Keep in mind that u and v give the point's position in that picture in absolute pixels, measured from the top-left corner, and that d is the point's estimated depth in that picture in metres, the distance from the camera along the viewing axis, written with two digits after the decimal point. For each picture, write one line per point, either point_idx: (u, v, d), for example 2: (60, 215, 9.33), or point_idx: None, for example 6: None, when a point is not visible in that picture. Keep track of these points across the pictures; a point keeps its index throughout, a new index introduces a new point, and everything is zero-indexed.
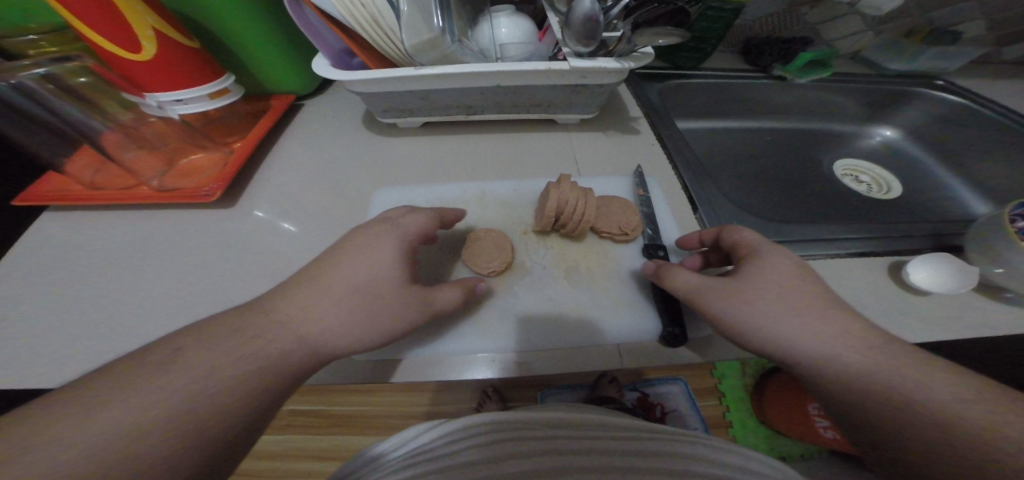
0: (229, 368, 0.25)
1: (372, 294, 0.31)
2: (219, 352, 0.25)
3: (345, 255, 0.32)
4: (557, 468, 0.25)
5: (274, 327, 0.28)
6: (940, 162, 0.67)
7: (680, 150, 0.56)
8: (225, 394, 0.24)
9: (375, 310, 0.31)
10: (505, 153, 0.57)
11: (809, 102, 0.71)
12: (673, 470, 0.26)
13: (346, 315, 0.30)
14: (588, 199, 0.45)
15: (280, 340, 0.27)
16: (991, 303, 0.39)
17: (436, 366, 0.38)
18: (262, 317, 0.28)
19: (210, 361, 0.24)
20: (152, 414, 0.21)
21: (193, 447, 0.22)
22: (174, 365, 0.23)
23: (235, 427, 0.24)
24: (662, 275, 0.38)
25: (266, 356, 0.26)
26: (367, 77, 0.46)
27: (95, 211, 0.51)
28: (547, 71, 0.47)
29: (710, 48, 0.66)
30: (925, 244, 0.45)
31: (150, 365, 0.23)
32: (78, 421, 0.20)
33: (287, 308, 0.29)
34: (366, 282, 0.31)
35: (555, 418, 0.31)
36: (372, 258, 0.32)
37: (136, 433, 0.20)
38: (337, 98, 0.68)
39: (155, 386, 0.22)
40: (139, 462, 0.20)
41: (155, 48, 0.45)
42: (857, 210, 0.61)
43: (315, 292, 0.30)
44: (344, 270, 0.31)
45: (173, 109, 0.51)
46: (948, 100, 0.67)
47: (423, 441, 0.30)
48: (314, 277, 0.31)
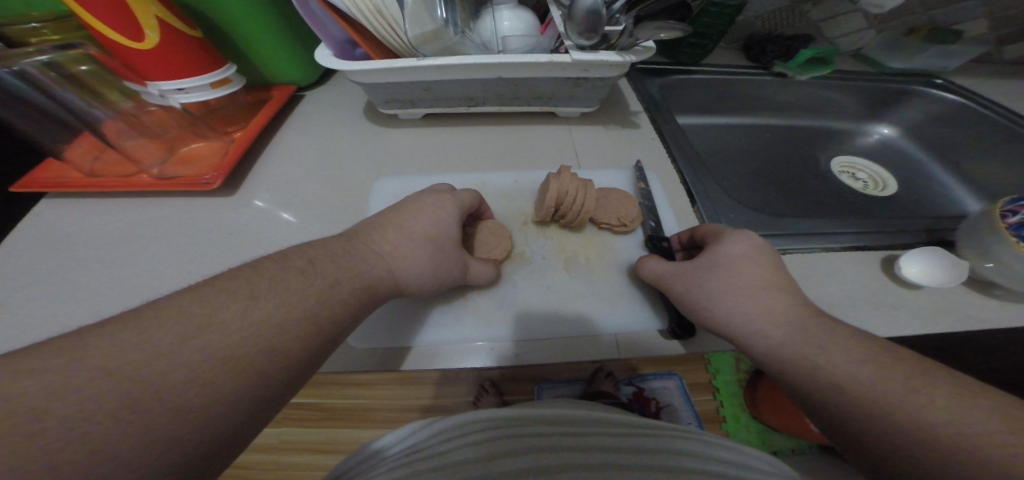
0: (339, 284, 0.28)
1: (444, 240, 0.36)
2: (322, 272, 0.28)
3: (413, 211, 0.37)
4: (571, 464, 0.25)
5: (342, 264, 0.30)
6: (936, 159, 0.67)
7: (680, 144, 0.57)
8: (301, 321, 0.25)
9: (436, 255, 0.35)
10: (506, 146, 0.58)
11: (809, 98, 0.71)
12: (671, 467, 0.26)
13: (414, 261, 0.34)
14: (588, 191, 0.45)
15: (348, 276, 0.29)
16: (980, 297, 0.40)
17: (438, 354, 0.39)
18: (327, 255, 0.30)
19: (287, 290, 0.25)
20: (288, 310, 0.24)
21: (278, 367, 0.23)
22: (251, 293, 0.24)
23: (329, 338, 0.27)
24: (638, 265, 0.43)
25: (335, 289, 0.28)
26: (368, 66, 0.46)
27: (94, 198, 0.51)
28: (550, 64, 0.47)
29: (711, 44, 0.66)
30: (919, 240, 0.46)
31: (230, 291, 0.24)
32: (176, 334, 0.20)
33: (364, 246, 0.32)
34: (434, 233, 0.36)
35: (553, 413, 0.31)
36: (435, 214, 0.37)
37: (229, 349, 0.21)
38: (337, 89, 0.68)
39: (236, 310, 0.23)
40: (285, 344, 0.23)
41: (158, 36, 0.44)
42: (853, 206, 0.61)
43: (388, 237, 0.34)
44: (412, 221, 0.36)
45: (175, 97, 0.51)
46: (947, 98, 0.68)
47: (422, 437, 0.31)
48: (386, 225, 0.35)
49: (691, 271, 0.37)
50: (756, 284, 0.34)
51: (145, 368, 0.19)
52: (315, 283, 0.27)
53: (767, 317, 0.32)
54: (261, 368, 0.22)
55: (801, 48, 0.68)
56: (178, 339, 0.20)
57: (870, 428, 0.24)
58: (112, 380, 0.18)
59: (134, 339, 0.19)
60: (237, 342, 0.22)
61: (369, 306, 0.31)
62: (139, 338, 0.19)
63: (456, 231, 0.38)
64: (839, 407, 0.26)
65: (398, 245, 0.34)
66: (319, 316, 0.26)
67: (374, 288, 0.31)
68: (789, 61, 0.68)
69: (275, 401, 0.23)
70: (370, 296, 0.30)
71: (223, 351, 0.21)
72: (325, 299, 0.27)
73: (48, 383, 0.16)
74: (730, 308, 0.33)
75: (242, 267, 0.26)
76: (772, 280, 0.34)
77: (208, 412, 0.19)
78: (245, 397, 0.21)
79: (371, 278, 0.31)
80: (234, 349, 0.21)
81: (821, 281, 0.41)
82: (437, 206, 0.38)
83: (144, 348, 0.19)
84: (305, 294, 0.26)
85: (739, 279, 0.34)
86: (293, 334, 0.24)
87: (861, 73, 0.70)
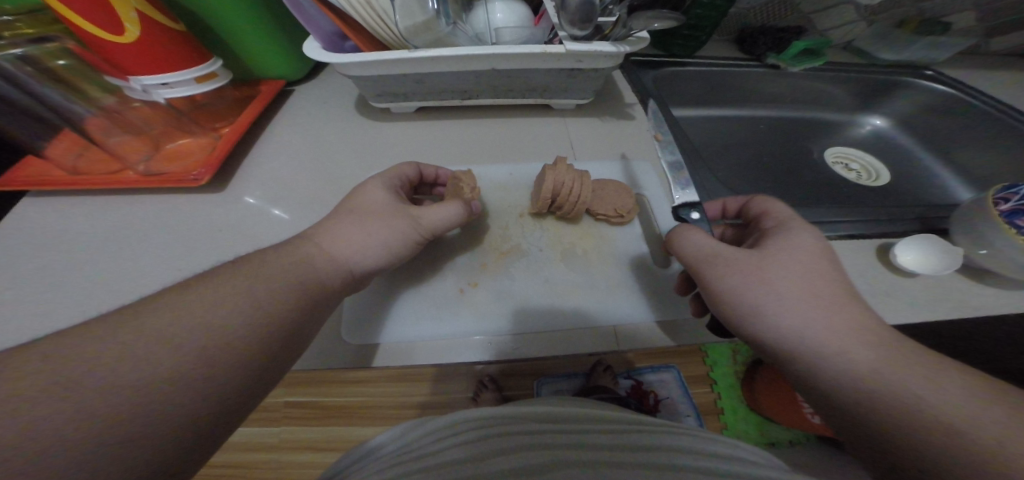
0: (286, 282, 0.28)
1: (379, 215, 0.36)
2: (268, 272, 0.28)
3: (353, 196, 0.38)
4: (564, 461, 0.24)
5: (287, 261, 0.30)
6: (928, 150, 0.68)
7: (676, 136, 0.56)
8: (251, 321, 0.25)
9: (383, 227, 0.35)
10: (501, 138, 0.57)
11: (801, 90, 0.71)
12: (662, 464, 0.24)
13: (348, 235, 0.34)
14: (585, 181, 0.45)
15: (298, 272, 0.30)
16: (973, 285, 0.40)
17: (439, 348, 0.38)
18: (277, 252, 0.31)
19: (235, 291, 0.26)
20: (230, 309, 0.25)
21: (225, 365, 0.23)
22: (197, 299, 0.24)
23: (282, 336, 0.27)
24: (674, 239, 0.37)
25: (287, 287, 0.28)
26: (357, 59, 0.45)
27: (78, 196, 0.49)
28: (543, 55, 0.46)
29: (705, 36, 0.66)
30: (913, 228, 0.46)
31: (174, 300, 0.24)
32: (115, 345, 0.21)
33: (303, 247, 0.32)
34: (369, 208, 0.36)
35: (545, 411, 0.31)
36: (370, 193, 0.38)
37: (174, 354, 0.22)
38: (328, 83, 0.67)
39: (181, 317, 0.23)
40: (229, 342, 0.24)
41: (138, 29, 0.43)
42: (847, 197, 0.62)
43: (329, 230, 0.34)
44: (350, 205, 0.37)
45: (159, 93, 0.50)
46: (937, 89, 0.68)
47: (417, 434, 0.30)
48: (329, 224, 0.35)
49: (762, 256, 0.31)
50: (834, 281, 0.29)
51: (76, 377, 0.19)
52: (264, 282, 0.27)
53: (843, 311, 0.27)
54: (211, 371, 0.22)
55: (793, 40, 0.68)
56: (118, 349, 0.21)
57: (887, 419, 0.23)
58: (47, 396, 0.18)
59: (74, 351, 0.20)
60: (182, 347, 0.22)
61: (321, 300, 0.31)
62: (79, 352, 0.20)
63: (384, 198, 0.38)
64: (848, 405, 0.25)
65: (335, 230, 0.34)
66: (272, 314, 0.26)
67: (321, 279, 0.31)
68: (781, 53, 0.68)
69: (228, 402, 0.23)
70: (319, 288, 0.30)
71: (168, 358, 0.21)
72: (278, 297, 0.27)
73: None
74: (739, 301, 0.30)
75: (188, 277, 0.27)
76: (836, 274, 0.29)
77: (154, 418, 0.20)
78: (189, 397, 0.21)
79: (318, 272, 0.31)
80: (180, 355, 0.22)
81: None
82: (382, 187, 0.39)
83: (83, 362, 0.19)
84: (253, 293, 0.26)
85: (737, 273, 0.30)
86: (245, 334, 0.25)
87: (853, 65, 0.71)
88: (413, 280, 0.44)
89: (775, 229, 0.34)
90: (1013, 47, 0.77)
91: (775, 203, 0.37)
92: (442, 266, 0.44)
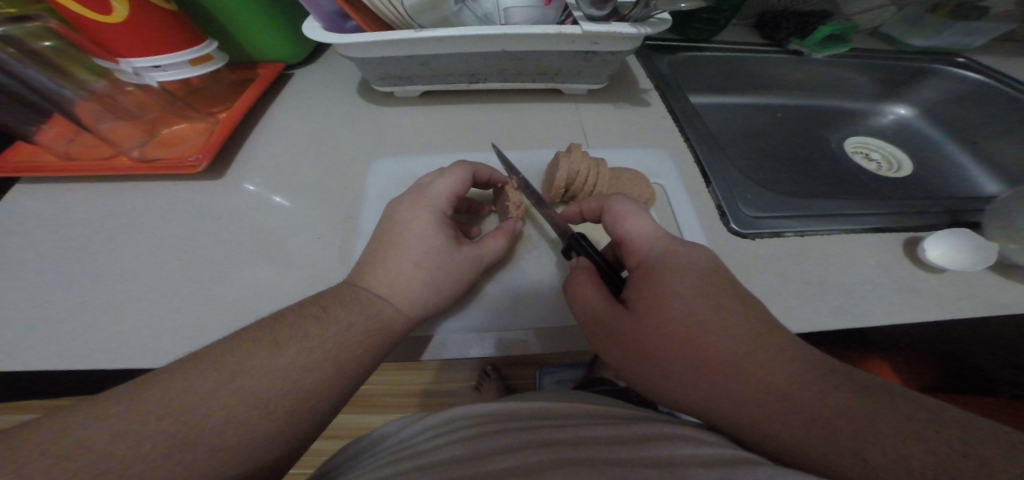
0: (356, 326, 0.29)
1: (438, 253, 0.35)
2: (337, 317, 0.29)
3: (409, 221, 0.36)
4: (531, 466, 0.19)
5: (355, 306, 0.30)
6: (953, 141, 0.65)
7: (693, 124, 0.54)
8: (316, 375, 0.25)
9: (450, 256, 0.35)
10: (510, 124, 0.55)
11: (821, 78, 0.68)
12: (652, 463, 0.19)
13: (410, 273, 0.34)
14: (601, 169, 0.43)
15: (363, 319, 0.29)
16: (1004, 281, 0.39)
17: (446, 347, 0.37)
18: (351, 292, 0.32)
19: (312, 338, 0.26)
20: (311, 357, 0.26)
21: (304, 412, 0.24)
22: (273, 350, 0.25)
23: (352, 382, 0.27)
24: (571, 288, 0.33)
25: (352, 337, 0.28)
26: (362, 40, 0.42)
27: (69, 183, 0.47)
28: (557, 36, 0.43)
29: (725, 19, 0.62)
30: (942, 221, 0.44)
31: (256, 345, 0.25)
32: (207, 398, 0.21)
33: (362, 292, 0.32)
34: (430, 243, 0.35)
35: (543, 408, 0.27)
36: (429, 220, 0.36)
37: (249, 413, 0.22)
38: (328, 67, 0.64)
39: (261, 369, 0.24)
40: (309, 390, 0.25)
41: (127, 9, 0.41)
42: (865, 188, 0.60)
43: (398, 258, 0.34)
44: (405, 234, 0.35)
45: (152, 75, 0.47)
46: (967, 77, 0.65)
47: (426, 425, 0.28)
48: (389, 256, 0.34)
49: (633, 320, 0.28)
50: (724, 338, 0.24)
51: (187, 416, 0.20)
52: (332, 332, 0.27)
53: (767, 346, 0.24)
54: (277, 431, 0.23)
55: (818, 24, 0.65)
56: (206, 398, 0.21)
57: (819, 456, 0.18)
58: (152, 453, 0.19)
59: (182, 386, 0.21)
60: (260, 405, 0.22)
61: (388, 346, 0.31)
62: (187, 390, 0.21)
63: (439, 224, 0.36)
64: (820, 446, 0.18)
65: (397, 268, 0.34)
66: (335, 369, 0.26)
67: (386, 328, 0.30)
68: (805, 38, 0.65)
69: (301, 444, 0.24)
70: (388, 333, 0.30)
71: (245, 416, 0.22)
72: (344, 350, 0.27)
73: (111, 432, 0.19)
74: (642, 373, 0.26)
75: (270, 317, 0.28)
76: (738, 324, 0.25)
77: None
78: (275, 442, 0.22)
79: (385, 316, 0.31)
80: (259, 410, 0.22)
81: (841, 263, 0.40)
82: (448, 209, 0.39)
83: (184, 405, 0.21)
84: (320, 343, 0.26)
85: (649, 330, 0.26)
86: (317, 382, 0.25)
87: (877, 51, 0.68)
88: None
89: (641, 277, 0.30)
90: None
91: (629, 217, 0.34)
92: None
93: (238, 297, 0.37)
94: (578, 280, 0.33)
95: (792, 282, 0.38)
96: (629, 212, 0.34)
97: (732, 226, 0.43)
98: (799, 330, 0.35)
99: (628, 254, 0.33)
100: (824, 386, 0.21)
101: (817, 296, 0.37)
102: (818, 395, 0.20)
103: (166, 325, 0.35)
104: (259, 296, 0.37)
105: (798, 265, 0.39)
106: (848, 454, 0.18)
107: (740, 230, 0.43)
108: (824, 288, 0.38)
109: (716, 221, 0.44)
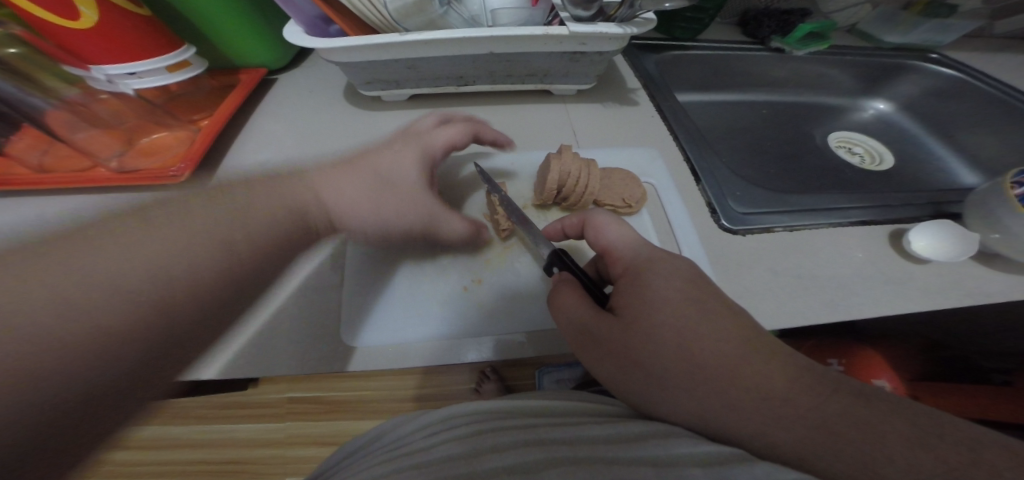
0: (239, 230, 0.30)
1: (382, 185, 0.39)
2: (211, 219, 0.29)
3: (369, 158, 0.41)
4: (529, 463, 0.19)
5: (253, 208, 0.32)
6: (932, 134, 0.67)
7: (681, 122, 0.55)
8: (208, 263, 0.27)
9: (395, 201, 0.39)
10: (500, 125, 0.54)
11: (800, 75, 0.70)
12: (652, 460, 0.19)
13: (347, 204, 0.37)
14: (592, 171, 0.43)
15: (246, 225, 0.30)
16: (985, 269, 0.40)
17: (437, 353, 0.37)
18: (256, 193, 0.34)
19: (179, 237, 0.27)
20: (178, 254, 0.26)
21: (173, 310, 0.24)
22: (142, 243, 0.25)
23: (233, 280, 0.28)
24: (555, 299, 0.33)
25: (246, 232, 0.30)
26: (346, 43, 0.42)
27: (42, 196, 0.46)
28: (545, 37, 0.43)
29: (709, 19, 0.63)
30: (924, 213, 0.45)
31: (119, 240, 0.25)
32: (56, 284, 0.21)
33: (299, 185, 0.37)
34: (376, 179, 0.39)
35: (539, 404, 0.26)
36: (393, 165, 0.41)
37: (120, 294, 0.22)
38: (313, 71, 0.63)
39: (126, 258, 0.24)
40: (179, 285, 0.25)
41: (97, 14, 0.39)
42: (849, 181, 0.61)
43: (335, 184, 0.38)
44: (364, 164, 0.40)
45: (127, 83, 0.46)
46: (941, 73, 0.68)
47: (414, 422, 0.28)
48: (352, 167, 0.39)
49: (620, 329, 0.27)
50: (716, 340, 0.24)
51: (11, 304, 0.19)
52: (207, 236, 0.28)
53: (756, 348, 0.24)
54: (138, 322, 0.22)
55: (798, 22, 0.66)
56: (40, 288, 0.20)
57: (827, 467, 0.19)
58: None
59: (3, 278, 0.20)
60: (112, 292, 0.22)
61: (281, 252, 0.32)
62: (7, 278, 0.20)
63: (402, 177, 0.40)
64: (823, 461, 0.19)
65: (318, 192, 0.37)
66: (228, 258, 0.28)
67: (274, 241, 0.32)
68: (786, 36, 0.66)
69: (176, 341, 0.24)
70: (276, 244, 0.32)
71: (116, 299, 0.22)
72: (220, 253, 0.28)
73: None
74: (632, 380, 0.26)
75: (134, 216, 0.27)
76: (733, 324, 0.25)
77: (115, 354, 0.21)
78: (136, 335, 0.22)
79: (274, 223, 0.33)
80: (116, 302, 0.22)
81: (830, 257, 0.40)
82: (401, 153, 0.42)
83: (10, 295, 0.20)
84: (206, 237, 0.28)
85: (639, 336, 0.26)
86: (189, 279, 0.25)
87: (855, 48, 0.69)
88: (414, 280, 0.43)
89: (625, 285, 0.29)
90: (1014, 30, 0.76)
91: (609, 226, 0.33)
92: (446, 263, 0.44)
93: None
94: (562, 289, 0.32)
95: (785, 277, 0.38)
96: (608, 222, 0.34)
97: (723, 222, 0.43)
98: (792, 325, 0.35)
99: (612, 265, 0.33)
100: (825, 393, 0.21)
101: (810, 291, 0.37)
102: (806, 399, 0.21)
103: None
104: None
105: (789, 260, 0.40)
106: (855, 464, 0.18)
107: (731, 226, 0.43)
108: (815, 282, 0.38)
109: (707, 218, 0.44)
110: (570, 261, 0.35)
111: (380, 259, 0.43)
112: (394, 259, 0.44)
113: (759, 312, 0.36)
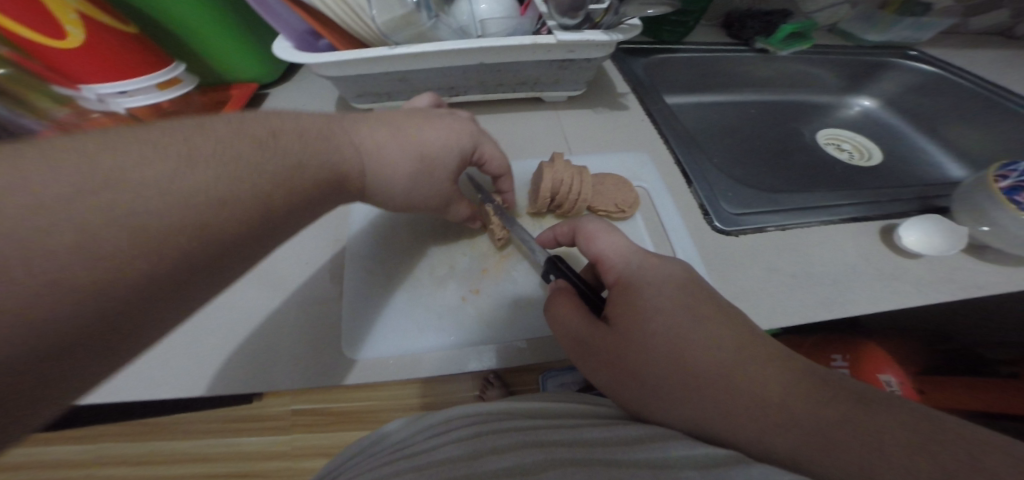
0: (293, 167, 0.25)
1: (434, 157, 0.34)
2: (266, 152, 0.24)
3: (422, 122, 0.35)
4: (529, 464, 0.19)
5: (308, 145, 0.27)
6: (917, 129, 0.68)
7: (671, 126, 0.55)
8: (235, 212, 0.21)
9: (429, 187, 0.35)
10: (492, 133, 0.55)
11: (785, 75, 0.71)
12: (652, 462, 0.19)
13: (392, 168, 0.32)
14: (583, 177, 0.43)
15: (298, 167, 0.25)
16: (975, 262, 0.40)
17: (437, 365, 0.37)
18: (291, 133, 0.26)
19: (228, 163, 0.22)
20: (225, 183, 0.21)
21: (198, 247, 0.20)
22: (117, 169, 0.18)
23: (271, 222, 0.24)
24: (551, 308, 0.33)
25: (296, 173, 0.25)
26: (336, 58, 0.42)
27: None
28: (533, 46, 0.44)
29: (693, 22, 0.64)
30: (913, 207, 0.46)
31: (120, 152, 0.19)
32: (91, 197, 0.17)
33: (339, 133, 0.30)
34: (429, 149, 0.34)
35: (541, 405, 0.26)
36: (442, 135, 0.35)
37: (93, 244, 0.16)
38: (303, 85, 0.63)
39: (146, 184, 0.18)
40: (218, 224, 0.20)
41: (83, 33, 0.40)
42: (839, 178, 0.62)
43: (384, 134, 0.32)
44: (418, 130, 0.34)
45: (117, 101, 0.47)
46: (922, 69, 0.69)
47: (412, 429, 0.27)
48: (399, 129, 0.33)
49: (615, 337, 0.27)
50: (710, 344, 0.24)
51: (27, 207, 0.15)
52: (250, 167, 0.23)
53: (750, 351, 0.24)
54: (166, 255, 0.18)
55: (780, 22, 0.67)
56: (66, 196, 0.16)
57: (819, 465, 0.19)
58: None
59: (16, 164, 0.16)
60: (143, 221, 0.18)
61: (320, 199, 0.27)
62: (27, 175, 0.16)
63: (454, 158, 0.35)
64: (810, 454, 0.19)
65: (373, 144, 0.31)
66: (259, 201, 0.22)
67: (320, 185, 0.27)
68: (769, 36, 0.67)
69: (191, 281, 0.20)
70: (321, 191, 0.27)
71: (61, 251, 0.16)
72: (266, 189, 0.23)
73: None
74: (630, 385, 0.26)
75: (157, 125, 0.22)
76: (727, 328, 0.25)
77: (53, 320, 0.15)
78: (158, 274, 0.18)
79: (325, 170, 0.27)
80: (139, 233, 0.18)
81: (822, 255, 0.41)
82: (450, 128, 0.36)
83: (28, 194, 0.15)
84: (212, 175, 0.21)
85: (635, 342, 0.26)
86: (231, 218, 0.21)
87: (838, 47, 0.70)
88: (412, 292, 0.43)
89: (618, 293, 0.29)
90: (989, 26, 0.78)
91: (600, 235, 0.34)
92: (443, 275, 0.44)
93: (227, 320, 0.37)
94: (556, 301, 0.32)
95: (779, 277, 0.39)
96: (600, 230, 0.34)
97: (716, 223, 0.44)
98: (787, 324, 0.35)
99: (604, 273, 0.33)
100: (817, 393, 0.21)
101: (804, 289, 0.38)
102: (799, 400, 0.21)
103: (158, 355, 0.34)
104: (248, 321, 0.37)
105: (782, 259, 0.40)
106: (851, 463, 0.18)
107: (724, 228, 0.43)
108: (808, 279, 0.39)
109: (700, 220, 0.45)
110: (566, 269, 0.35)
111: (378, 273, 0.43)
112: (392, 273, 0.44)
113: (754, 312, 0.36)
